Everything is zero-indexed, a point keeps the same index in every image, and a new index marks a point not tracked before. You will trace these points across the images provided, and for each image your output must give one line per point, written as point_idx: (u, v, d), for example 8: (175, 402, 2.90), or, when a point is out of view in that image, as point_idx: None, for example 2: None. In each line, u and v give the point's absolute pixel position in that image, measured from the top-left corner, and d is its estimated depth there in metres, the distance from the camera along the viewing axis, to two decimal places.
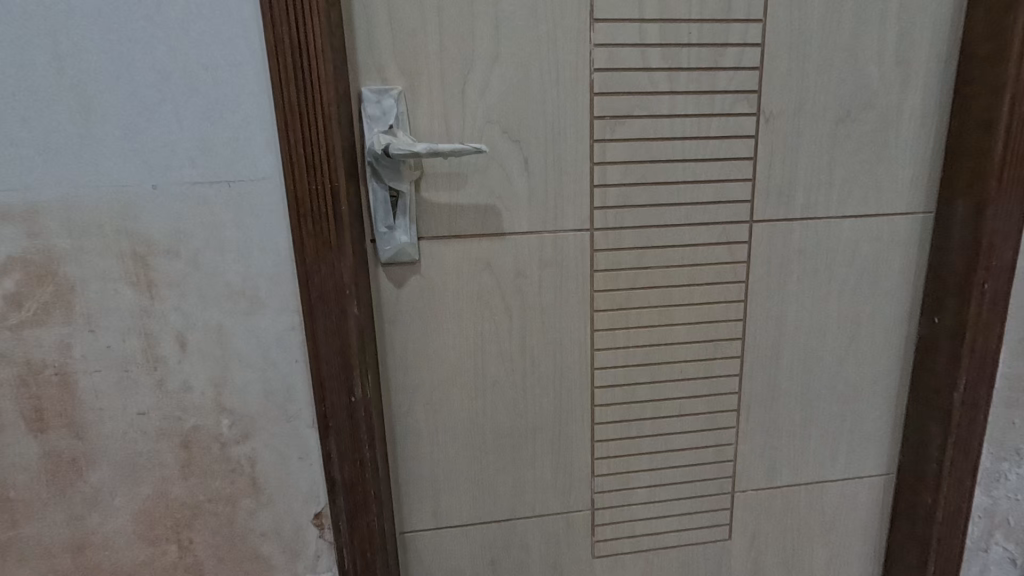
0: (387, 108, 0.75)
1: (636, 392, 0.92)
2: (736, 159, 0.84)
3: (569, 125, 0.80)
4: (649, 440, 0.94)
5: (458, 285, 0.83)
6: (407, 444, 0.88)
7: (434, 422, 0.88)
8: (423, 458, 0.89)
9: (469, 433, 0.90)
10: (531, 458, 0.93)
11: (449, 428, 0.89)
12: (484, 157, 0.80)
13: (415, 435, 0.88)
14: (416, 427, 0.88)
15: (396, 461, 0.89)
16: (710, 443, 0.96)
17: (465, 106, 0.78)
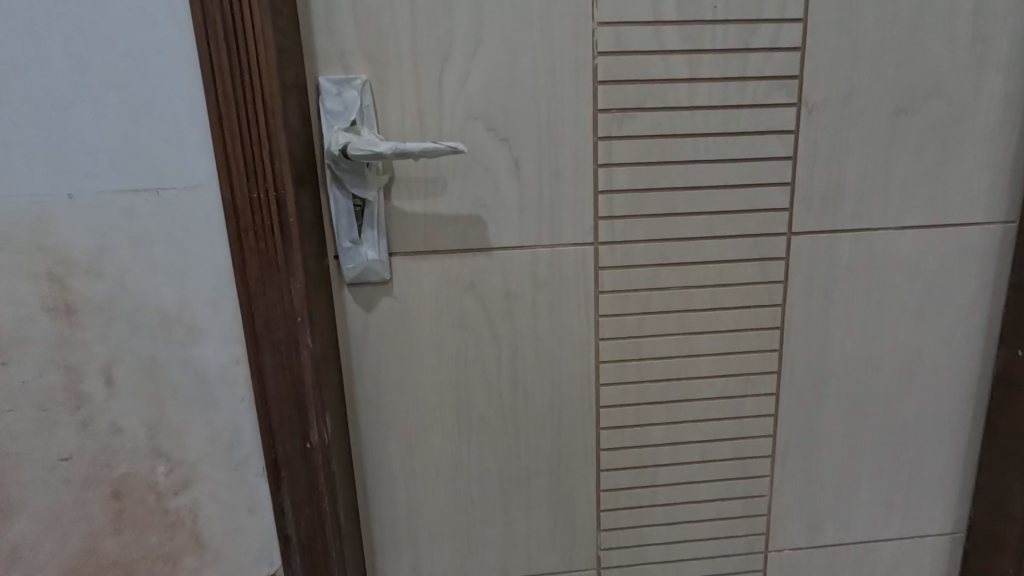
0: (350, 101, 0.64)
1: (649, 434, 0.78)
2: (771, 159, 0.70)
3: (567, 119, 0.67)
4: (665, 490, 0.80)
5: (439, 308, 0.71)
6: (380, 491, 0.76)
7: (412, 467, 0.76)
8: (399, 507, 0.77)
9: (453, 479, 0.77)
10: (525, 510, 0.79)
11: (428, 474, 0.76)
12: (467, 159, 0.68)
13: (389, 482, 0.76)
14: (390, 471, 0.76)
15: (369, 511, 0.77)
16: (738, 494, 0.81)
17: (443, 100, 0.66)
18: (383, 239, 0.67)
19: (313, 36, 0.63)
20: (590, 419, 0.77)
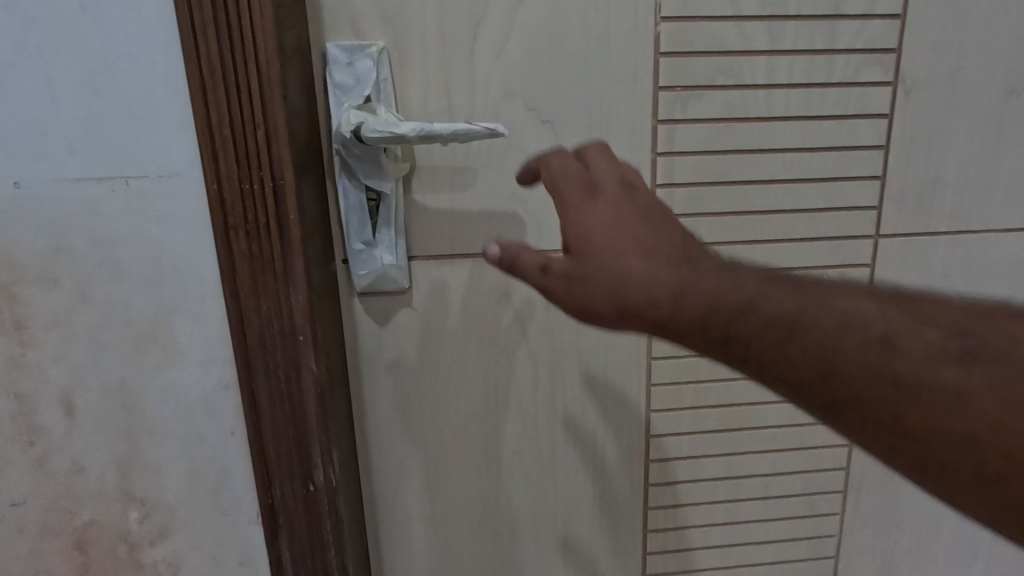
0: (364, 73, 0.52)
1: (704, 467, 0.67)
2: (859, 149, 0.59)
3: (622, 99, 0.57)
4: (720, 530, 0.70)
5: (465, 321, 0.60)
6: (394, 532, 0.66)
7: (431, 505, 0.65)
8: (417, 552, 0.67)
9: (479, 518, 0.66)
10: (561, 552, 0.69)
11: (451, 513, 0.66)
12: (502, 145, 0.57)
13: (405, 523, 0.65)
14: (406, 511, 0.65)
15: (381, 556, 0.66)
16: (803, 534, 0.71)
17: (474, 74, 0.55)
18: (401, 240, 0.56)
19: None
20: (638, 449, 0.66)
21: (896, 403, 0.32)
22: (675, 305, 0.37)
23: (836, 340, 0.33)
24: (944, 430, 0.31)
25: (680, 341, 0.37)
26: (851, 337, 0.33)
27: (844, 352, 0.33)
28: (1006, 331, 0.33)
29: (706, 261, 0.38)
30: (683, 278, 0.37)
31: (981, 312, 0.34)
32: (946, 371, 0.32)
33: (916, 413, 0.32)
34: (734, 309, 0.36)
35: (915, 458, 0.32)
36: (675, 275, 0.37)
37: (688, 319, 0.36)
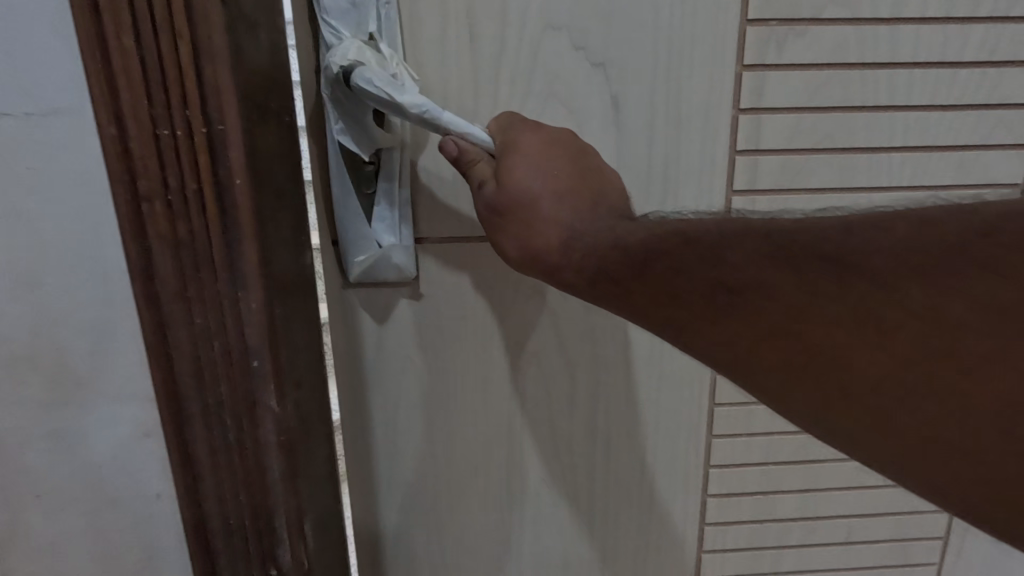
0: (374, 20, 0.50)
1: (757, 493, 0.62)
2: (940, 109, 0.54)
3: (677, 55, 0.54)
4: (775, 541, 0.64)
5: (479, 326, 0.55)
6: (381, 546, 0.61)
7: (454, 513, 0.60)
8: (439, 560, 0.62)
9: (505, 529, 0.61)
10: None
11: (474, 520, 0.61)
12: (555, 108, 0.55)
13: (426, 531, 0.60)
14: (426, 520, 0.60)
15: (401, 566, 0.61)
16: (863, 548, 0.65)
17: (518, 31, 0.52)
18: (404, 222, 0.51)
19: None
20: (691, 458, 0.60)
21: (773, 349, 0.33)
22: (566, 253, 0.43)
23: (736, 269, 0.34)
24: (824, 370, 0.32)
25: (576, 225, 0.43)
26: (721, 264, 0.35)
27: (725, 267, 0.35)
28: (897, 249, 0.31)
29: (604, 220, 0.43)
30: (571, 235, 0.43)
31: (887, 224, 0.32)
32: (817, 304, 0.32)
33: (852, 361, 0.31)
34: (630, 266, 0.39)
35: (803, 402, 0.33)
36: (570, 219, 0.44)
37: (591, 252, 0.41)
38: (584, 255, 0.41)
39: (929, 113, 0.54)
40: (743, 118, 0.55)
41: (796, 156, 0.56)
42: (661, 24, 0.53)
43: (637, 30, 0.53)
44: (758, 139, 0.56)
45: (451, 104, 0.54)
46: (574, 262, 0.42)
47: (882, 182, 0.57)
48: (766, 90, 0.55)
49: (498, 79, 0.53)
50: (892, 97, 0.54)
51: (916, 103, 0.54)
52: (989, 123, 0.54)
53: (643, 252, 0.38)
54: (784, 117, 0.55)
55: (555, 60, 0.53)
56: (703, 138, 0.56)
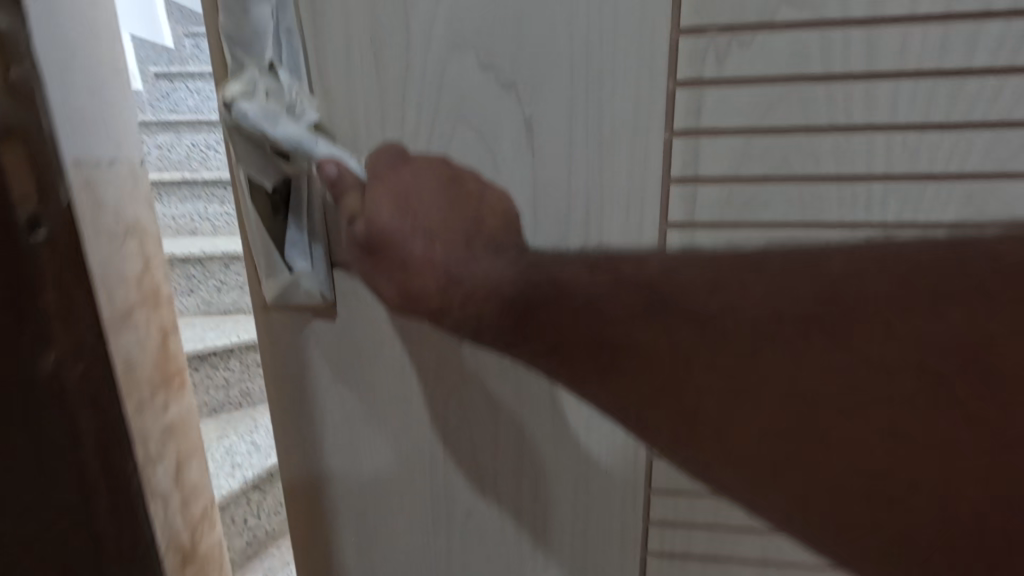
0: (267, 37, 0.46)
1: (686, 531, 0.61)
2: (927, 130, 0.45)
3: (603, 66, 0.46)
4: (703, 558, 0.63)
5: (403, 364, 0.59)
6: (321, 530, 0.68)
7: (387, 504, 0.66)
8: (376, 544, 0.68)
9: (433, 522, 0.65)
10: None
11: (405, 512, 0.65)
12: (464, 128, 0.48)
13: (363, 516, 0.67)
14: (364, 506, 0.66)
15: (340, 543, 0.68)
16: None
17: (418, 43, 0.47)
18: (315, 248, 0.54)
19: None
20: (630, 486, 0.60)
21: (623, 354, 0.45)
22: (446, 292, 0.45)
23: (613, 299, 0.44)
24: (658, 365, 0.45)
25: (450, 266, 0.45)
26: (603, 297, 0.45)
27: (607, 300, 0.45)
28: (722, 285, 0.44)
29: (498, 257, 0.47)
30: (452, 267, 0.45)
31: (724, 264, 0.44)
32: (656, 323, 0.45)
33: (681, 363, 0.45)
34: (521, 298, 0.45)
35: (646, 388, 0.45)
36: (447, 255, 0.45)
37: (472, 289, 0.45)
38: (462, 288, 0.45)
39: (913, 135, 0.45)
40: (677, 141, 0.47)
41: (746, 185, 0.48)
42: (576, 35, 0.45)
43: (551, 43, 0.45)
44: (698, 165, 0.48)
45: (360, 126, 0.50)
46: (456, 296, 0.46)
47: (860, 215, 0.48)
48: (702, 107, 0.46)
49: (403, 99, 0.48)
50: (869, 117, 0.45)
51: (905, 121, 0.45)
52: (1004, 148, 0.45)
53: (521, 285, 0.45)
54: (726, 138, 0.47)
55: (461, 80, 0.47)
56: (630, 165, 0.48)
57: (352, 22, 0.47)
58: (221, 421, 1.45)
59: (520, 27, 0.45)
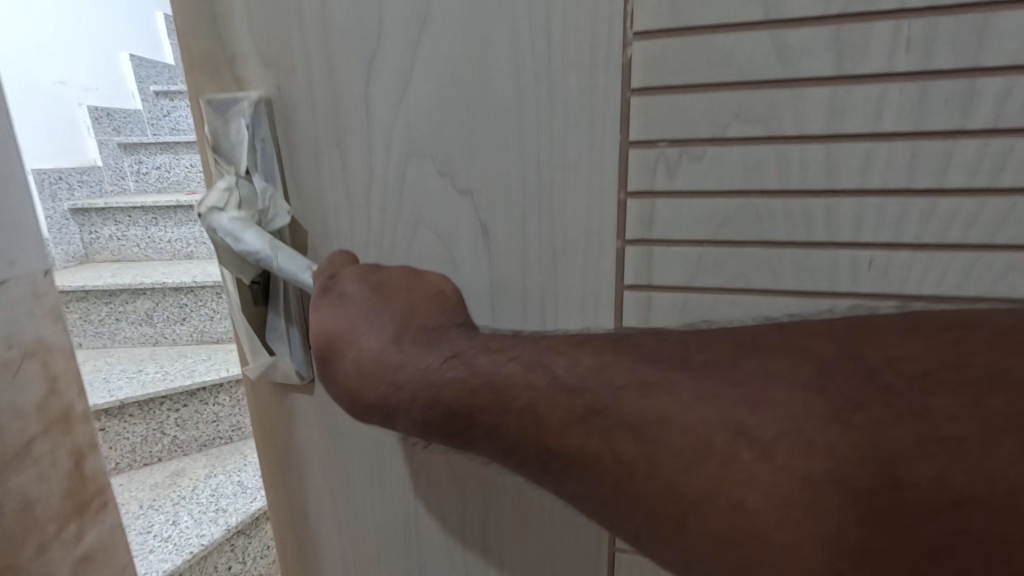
0: (242, 147, 0.49)
1: None
2: (894, 250, 0.42)
3: (556, 180, 0.46)
4: None
5: (375, 441, 0.58)
6: None
7: None
8: None
9: None
10: None
11: None
12: (424, 231, 0.49)
13: None
14: None
15: None
16: None
17: (379, 154, 0.48)
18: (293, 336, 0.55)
19: (204, 45, 0.48)
20: None
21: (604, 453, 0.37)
22: (394, 394, 0.43)
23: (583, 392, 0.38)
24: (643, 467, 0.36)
25: (395, 366, 0.43)
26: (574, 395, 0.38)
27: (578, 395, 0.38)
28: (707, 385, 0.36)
29: (440, 349, 0.43)
30: (402, 372, 0.43)
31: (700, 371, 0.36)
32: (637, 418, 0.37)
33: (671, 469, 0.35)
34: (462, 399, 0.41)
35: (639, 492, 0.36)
36: (394, 360, 0.44)
37: (410, 391, 0.43)
38: (400, 392, 0.43)
39: (877, 254, 0.43)
40: (630, 250, 0.46)
41: (703, 296, 0.47)
42: (529, 151, 0.46)
43: (502, 149, 0.46)
44: (653, 275, 0.47)
45: (330, 226, 0.51)
46: (393, 398, 0.43)
47: None
48: (654, 218, 0.45)
49: (365, 196, 0.50)
50: (831, 235, 0.43)
51: (870, 240, 0.42)
52: (986, 273, 0.41)
53: (456, 391, 0.41)
54: (681, 249, 0.46)
55: (420, 188, 0.48)
56: (583, 269, 0.48)
57: (318, 127, 0.48)
58: (208, 458, 1.33)
59: (474, 142, 0.46)
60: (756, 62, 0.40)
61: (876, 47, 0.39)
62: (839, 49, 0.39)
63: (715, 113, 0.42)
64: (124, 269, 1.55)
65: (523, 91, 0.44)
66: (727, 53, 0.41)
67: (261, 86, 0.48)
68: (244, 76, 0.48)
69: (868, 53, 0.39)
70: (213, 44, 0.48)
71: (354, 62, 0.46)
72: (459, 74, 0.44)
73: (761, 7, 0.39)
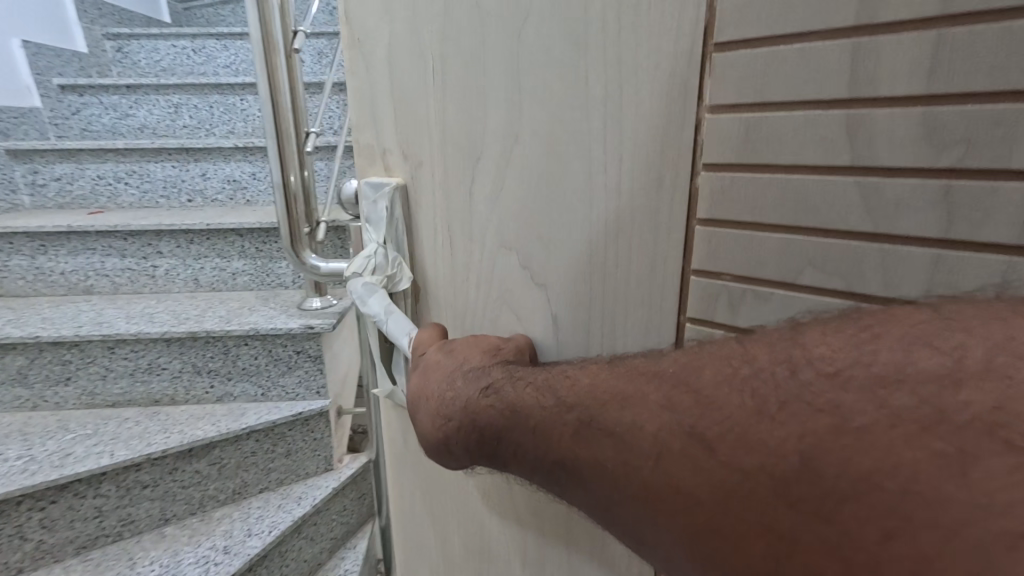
0: (381, 224, 0.30)
1: None
2: None
3: (638, 267, 0.25)
4: None
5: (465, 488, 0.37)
6: None
7: None
8: None
9: None
10: None
11: None
12: (466, 307, 0.31)
13: None
14: None
15: None
16: None
17: (435, 209, 0.30)
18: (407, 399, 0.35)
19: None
20: None
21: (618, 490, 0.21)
22: (467, 444, 0.26)
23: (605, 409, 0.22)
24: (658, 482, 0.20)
25: (465, 410, 0.26)
26: (592, 414, 0.22)
27: (604, 430, 0.21)
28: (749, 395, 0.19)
29: (490, 372, 0.27)
30: (473, 413, 0.26)
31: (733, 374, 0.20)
32: (649, 430, 0.20)
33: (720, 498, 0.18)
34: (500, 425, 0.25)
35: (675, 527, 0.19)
36: (468, 405, 0.26)
37: (457, 428, 0.26)
38: (448, 429, 0.27)
39: None
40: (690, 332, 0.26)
41: None
42: (615, 224, 0.25)
43: (574, 245, 0.26)
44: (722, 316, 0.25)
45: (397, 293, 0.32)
46: (439, 441, 0.27)
47: None
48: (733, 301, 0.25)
49: (457, 285, 0.31)
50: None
51: None
52: None
53: (492, 427, 0.25)
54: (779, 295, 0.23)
55: (462, 264, 0.30)
56: (647, 329, 0.26)
57: (433, 209, 0.30)
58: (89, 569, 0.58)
59: (541, 215, 0.27)
60: (847, 205, 0.21)
61: (1000, 216, 0.19)
62: (948, 217, 0.20)
63: (782, 261, 0.23)
64: (10, 304, 0.73)
65: (595, 174, 0.25)
66: (814, 189, 0.22)
67: (401, 166, 0.30)
68: (385, 145, 0.30)
69: (987, 229, 0.19)
70: (353, 86, 0.30)
71: (450, 93, 0.27)
72: (533, 133, 0.26)
73: (848, 149, 0.21)
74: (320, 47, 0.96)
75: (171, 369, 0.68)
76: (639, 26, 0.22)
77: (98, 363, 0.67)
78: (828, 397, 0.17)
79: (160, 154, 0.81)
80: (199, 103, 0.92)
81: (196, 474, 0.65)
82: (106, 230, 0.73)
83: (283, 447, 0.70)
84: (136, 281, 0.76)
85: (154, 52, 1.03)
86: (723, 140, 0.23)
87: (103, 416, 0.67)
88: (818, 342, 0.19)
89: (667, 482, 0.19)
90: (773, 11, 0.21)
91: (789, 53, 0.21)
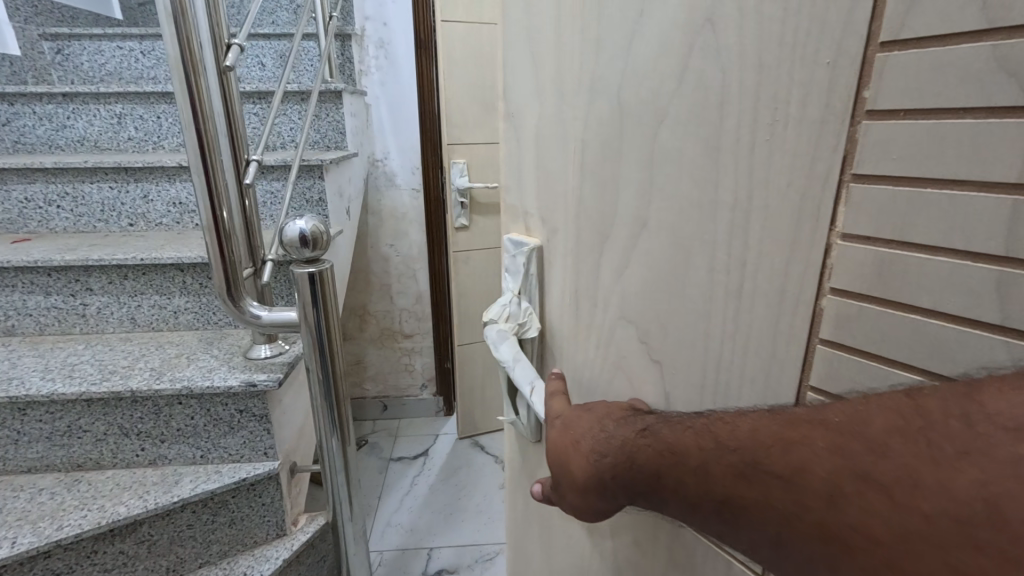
0: (519, 276, 0.30)
1: None
2: None
3: (763, 313, 0.18)
4: None
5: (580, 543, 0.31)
6: None
7: None
8: None
9: None
10: None
11: None
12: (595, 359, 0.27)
13: None
14: None
15: None
16: None
17: (567, 257, 0.27)
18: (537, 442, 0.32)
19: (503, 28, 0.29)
20: None
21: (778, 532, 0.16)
22: (615, 496, 0.21)
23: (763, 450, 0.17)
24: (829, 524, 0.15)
25: (614, 453, 0.21)
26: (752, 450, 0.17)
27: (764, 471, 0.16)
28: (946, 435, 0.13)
29: (652, 418, 0.22)
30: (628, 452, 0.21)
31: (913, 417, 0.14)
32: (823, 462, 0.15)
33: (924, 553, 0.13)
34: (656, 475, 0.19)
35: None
36: (627, 452, 0.21)
37: (613, 465, 0.21)
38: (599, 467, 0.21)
39: None
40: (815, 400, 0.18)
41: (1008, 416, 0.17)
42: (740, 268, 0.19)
43: (702, 321, 0.21)
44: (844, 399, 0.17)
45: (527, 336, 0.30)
46: (588, 479, 0.22)
47: None
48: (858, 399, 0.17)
49: (577, 341, 0.28)
50: None
51: None
52: None
53: (647, 476, 0.20)
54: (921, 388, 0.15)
55: (585, 321, 0.27)
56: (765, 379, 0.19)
57: (568, 272, 0.28)
58: None
59: (682, 291, 0.21)
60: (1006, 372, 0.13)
61: None
62: None
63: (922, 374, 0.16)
64: None
65: (719, 273, 0.20)
66: (945, 352, 0.14)
67: (539, 226, 0.29)
68: (526, 207, 0.30)
69: None
70: (507, 145, 0.31)
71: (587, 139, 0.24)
72: (658, 224, 0.22)
73: (996, 310, 0.13)
74: (283, 50, 0.90)
75: (94, 431, 0.59)
76: (780, 125, 0.17)
77: (8, 427, 0.57)
78: (1008, 448, 0.12)
79: (95, 174, 0.71)
80: (145, 114, 0.83)
81: (120, 555, 0.55)
82: (24, 267, 0.62)
83: (226, 516, 0.61)
84: (75, 321, 0.66)
85: (104, 50, 0.92)
86: (845, 277, 0.16)
87: (15, 486, 0.57)
88: (992, 394, 0.13)
89: (837, 518, 0.15)
90: (922, 145, 0.14)
91: (934, 194, 0.14)
